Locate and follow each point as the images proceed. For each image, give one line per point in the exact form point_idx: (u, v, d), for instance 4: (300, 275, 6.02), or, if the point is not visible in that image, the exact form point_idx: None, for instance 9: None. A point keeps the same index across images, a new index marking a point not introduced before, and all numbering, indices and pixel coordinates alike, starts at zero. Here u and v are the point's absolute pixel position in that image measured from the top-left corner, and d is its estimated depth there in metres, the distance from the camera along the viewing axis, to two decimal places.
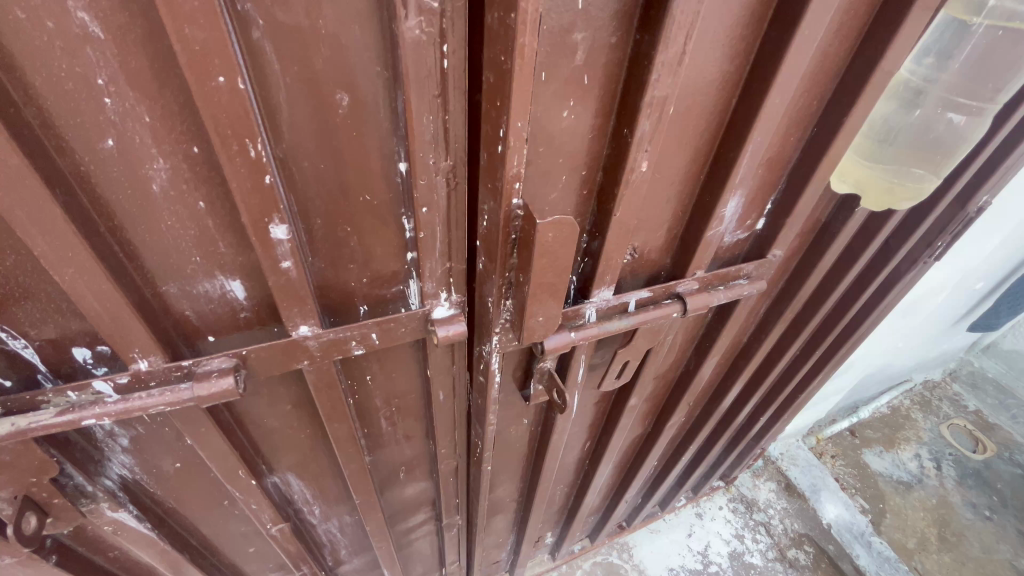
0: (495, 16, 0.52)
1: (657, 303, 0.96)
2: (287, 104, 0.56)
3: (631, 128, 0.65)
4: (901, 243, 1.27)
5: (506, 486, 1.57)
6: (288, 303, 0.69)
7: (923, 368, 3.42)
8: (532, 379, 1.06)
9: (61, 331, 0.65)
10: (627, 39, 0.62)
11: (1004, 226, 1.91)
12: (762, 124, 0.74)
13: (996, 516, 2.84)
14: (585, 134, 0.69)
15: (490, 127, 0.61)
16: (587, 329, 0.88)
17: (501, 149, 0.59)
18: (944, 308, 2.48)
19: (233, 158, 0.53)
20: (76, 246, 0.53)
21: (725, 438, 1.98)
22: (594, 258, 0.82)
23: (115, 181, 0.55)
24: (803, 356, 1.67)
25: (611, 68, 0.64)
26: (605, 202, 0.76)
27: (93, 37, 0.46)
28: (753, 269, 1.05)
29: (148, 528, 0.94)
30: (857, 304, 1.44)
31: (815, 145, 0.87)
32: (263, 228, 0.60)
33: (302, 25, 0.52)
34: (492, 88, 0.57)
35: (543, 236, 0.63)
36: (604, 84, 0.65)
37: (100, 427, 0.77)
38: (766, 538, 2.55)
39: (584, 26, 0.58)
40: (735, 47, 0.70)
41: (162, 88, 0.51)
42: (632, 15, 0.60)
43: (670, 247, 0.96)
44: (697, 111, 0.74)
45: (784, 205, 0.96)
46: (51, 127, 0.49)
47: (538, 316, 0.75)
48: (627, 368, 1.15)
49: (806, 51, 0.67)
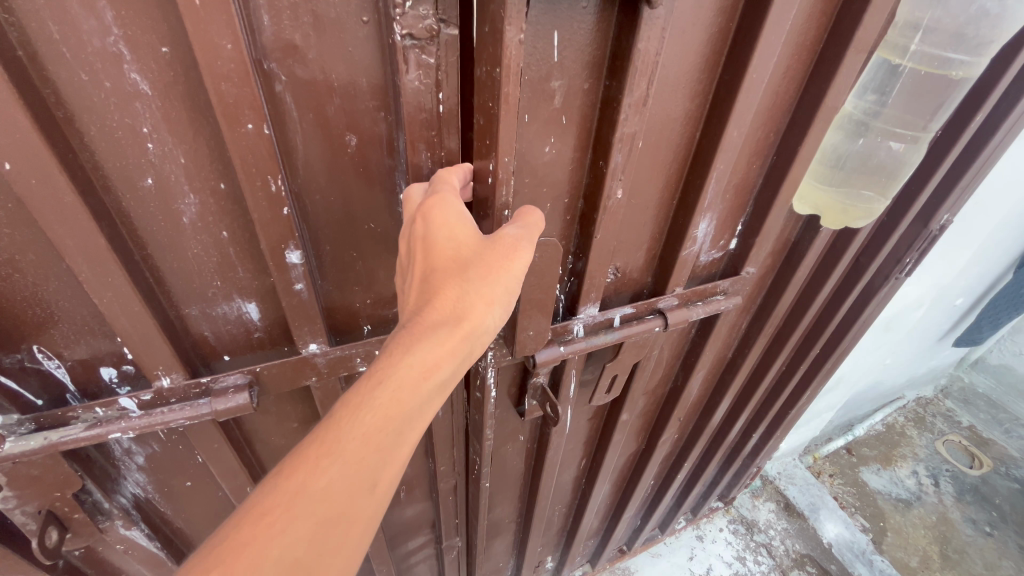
0: (483, 69, 0.60)
1: (640, 319, 1.03)
2: (303, 145, 0.64)
3: (606, 160, 0.73)
4: (870, 261, 1.36)
5: (505, 507, 1.59)
6: (299, 322, 0.76)
7: (913, 385, 3.47)
8: (526, 395, 1.12)
9: (92, 352, 0.71)
10: (598, 85, 0.71)
11: (974, 242, 2.01)
12: (725, 154, 0.83)
13: (996, 532, 2.85)
14: (565, 166, 0.78)
15: (481, 162, 0.69)
16: (575, 343, 0.95)
17: (490, 181, 0.67)
18: (926, 323, 2.56)
19: (256, 192, 0.61)
20: (115, 272, 0.60)
21: (719, 456, 2.02)
22: (579, 277, 0.89)
23: (151, 215, 0.62)
24: (788, 372, 1.74)
25: (585, 109, 0.73)
26: (586, 225, 0.84)
27: (142, 94, 0.54)
28: (729, 285, 1.12)
29: (157, 547, 0.98)
30: (835, 319, 1.51)
31: (775, 172, 0.97)
32: (280, 254, 0.67)
33: (317, 79, 0.60)
34: (482, 127, 0.65)
35: (531, 256, 0.70)
36: (580, 123, 0.74)
37: (119, 445, 0.82)
38: (768, 559, 2.53)
39: (560, 75, 0.68)
40: (695, 88, 0.79)
41: (196, 134, 0.59)
42: (601, 65, 0.70)
43: (650, 266, 1.04)
44: (665, 144, 0.83)
45: (752, 226, 1.04)
46: (100, 169, 0.57)
47: (529, 330, 0.81)
48: (616, 383, 1.20)
49: (756, 89, 0.77)
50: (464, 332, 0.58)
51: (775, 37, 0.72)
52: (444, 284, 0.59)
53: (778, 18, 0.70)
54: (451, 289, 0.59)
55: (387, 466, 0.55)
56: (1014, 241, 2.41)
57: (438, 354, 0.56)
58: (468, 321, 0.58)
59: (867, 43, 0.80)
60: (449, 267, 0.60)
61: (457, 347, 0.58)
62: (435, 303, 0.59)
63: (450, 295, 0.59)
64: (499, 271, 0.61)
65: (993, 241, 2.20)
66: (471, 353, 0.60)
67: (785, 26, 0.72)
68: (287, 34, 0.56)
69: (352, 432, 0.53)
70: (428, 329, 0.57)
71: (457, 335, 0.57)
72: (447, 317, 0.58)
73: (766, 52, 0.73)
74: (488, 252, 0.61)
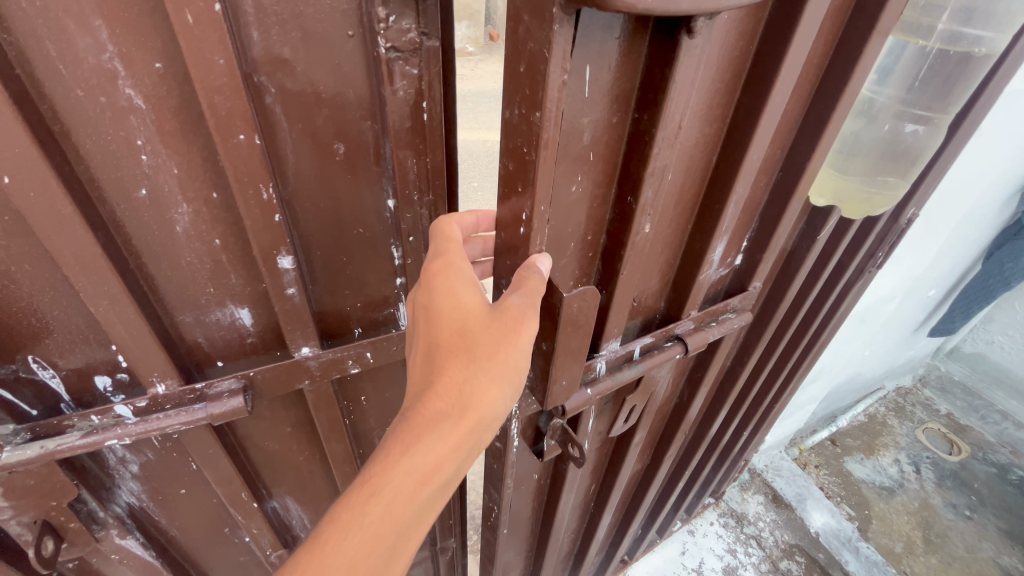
0: (517, 112, 0.62)
1: (661, 347, 1.09)
2: (292, 154, 0.67)
3: (636, 196, 0.76)
4: (851, 258, 1.42)
5: (515, 547, 1.59)
6: (292, 326, 0.78)
7: (893, 375, 3.55)
8: (545, 437, 1.11)
9: (86, 361, 0.72)
10: (626, 118, 0.74)
11: (941, 233, 2.08)
12: (743, 178, 0.87)
13: (976, 515, 2.95)
14: (591, 201, 0.80)
15: (512, 205, 0.71)
16: (602, 383, 1.01)
17: (524, 230, 0.70)
18: (901, 313, 2.64)
19: (248, 200, 0.63)
20: (111, 281, 0.62)
21: (714, 457, 2.06)
22: (602, 313, 0.93)
23: (144, 225, 0.64)
24: (777, 368, 1.78)
25: (611, 143, 0.75)
26: (610, 261, 0.87)
27: (136, 107, 0.56)
28: (738, 303, 1.18)
29: (153, 556, 0.99)
30: (820, 314, 1.57)
31: (782, 187, 1.02)
32: (272, 259, 0.69)
33: (305, 90, 0.63)
34: (512, 174, 0.68)
35: (571, 305, 0.74)
36: (606, 158, 0.77)
37: (113, 454, 0.83)
38: (758, 551, 2.59)
39: (589, 112, 0.69)
40: (712, 114, 0.82)
41: (189, 145, 0.61)
42: (629, 98, 0.72)
43: (664, 291, 1.09)
44: (684, 173, 0.87)
45: (760, 240, 1.10)
46: (94, 180, 0.59)
47: (562, 380, 0.84)
48: (634, 411, 1.27)
49: (777, 113, 0.80)
50: (468, 422, 0.64)
51: (793, 63, 0.76)
52: (448, 370, 0.65)
53: (792, 51, 0.74)
54: (456, 372, 0.65)
55: (397, 558, 0.59)
56: (981, 233, 2.52)
57: (443, 446, 0.62)
58: (472, 409, 0.64)
59: (842, 53, 0.84)
60: (452, 350, 0.66)
61: (462, 437, 0.63)
62: (440, 389, 0.64)
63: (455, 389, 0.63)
64: (500, 354, 0.66)
65: (960, 231, 2.28)
66: (476, 439, 0.65)
67: (800, 58, 0.76)
68: (276, 48, 0.59)
69: (365, 528, 0.57)
70: (433, 422, 0.62)
71: (462, 424, 0.63)
72: (452, 406, 0.63)
73: (774, 78, 0.76)
74: (491, 328, 0.67)
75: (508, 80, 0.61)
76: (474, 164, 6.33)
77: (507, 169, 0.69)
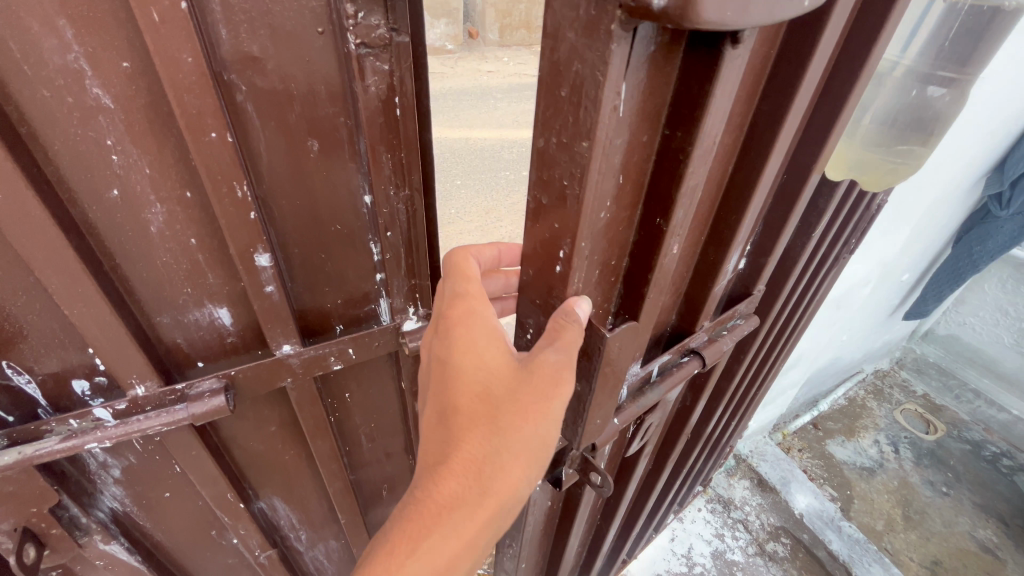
0: (555, 140, 0.58)
1: (677, 364, 1.02)
2: (267, 151, 0.67)
3: (667, 219, 0.67)
4: (832, 248, 1.43)
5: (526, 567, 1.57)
6: (272, 324, 0.78)
7: (871, 359, 3.64)
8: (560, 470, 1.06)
9: (63, 365, 0.72)
10: (655, 134, 0.63)
11: (910, 218, 2.14)
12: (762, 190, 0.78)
13: (952, 491, 3.05)
14: (615, 227, 0.69)
15: (550, 237, 0.67)
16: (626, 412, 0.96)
17: (561, 267, 0.68)
18: (875, 298, 2.70)
19: (222, 198, 0.64)
20: (85, 282, 0.62)
21: (705, 451, 2.08)
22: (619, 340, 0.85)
23: (118, 226, 0.64)
24: (764, 359, 1.80)
25: (639, 162, 0.64)
26: (634, 288, 0.78)
27: (105, 107, 0.56)
28: (746, 307, 1.11)
29: (139, 561, 0.98)
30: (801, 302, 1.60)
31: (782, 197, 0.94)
32: (249, 257, 0.70)
33: (277, 88, 0.63)
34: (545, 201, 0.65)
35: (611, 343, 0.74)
36: (633, 180, 0.66)
37: (94, 459, 0.83)
38: (744, 534, 2.66)
39: (620, 133, 0.57)
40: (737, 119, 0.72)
41: (161, 145, 0.61)
42: (660, 112, 0.61)
43: (674, 305, 0.99)
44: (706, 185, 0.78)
45: (761, 247, 1.00)
46: (64, 182, 0.59)
47: (598, 418, 0.86)
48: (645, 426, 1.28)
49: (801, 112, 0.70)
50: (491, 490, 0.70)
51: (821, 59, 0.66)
52: (467, 442, 0.71)
53: (821, 50, 0.64)
54: (474, 445, 0.71)
55: None
56: (950, 219, 2.61)
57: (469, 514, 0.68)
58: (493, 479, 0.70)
59: None
60: (471, 422, 0.71)
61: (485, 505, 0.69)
62: (461, 460, 0.70)
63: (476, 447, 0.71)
64: (518, 427, 0.70)
65: (929, 216, 2.34)
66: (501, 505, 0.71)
67: (824, 59, 0.67)
68: (245, 46, 0.59)
69: None
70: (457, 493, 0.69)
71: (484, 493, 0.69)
72: (474, 477, 0.70)
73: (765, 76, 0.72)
74: (506, 401, 0.71)
75: (545, 106, 0.58)
76: (457, 162, 6.33)
77: (538, 200, 0.66)
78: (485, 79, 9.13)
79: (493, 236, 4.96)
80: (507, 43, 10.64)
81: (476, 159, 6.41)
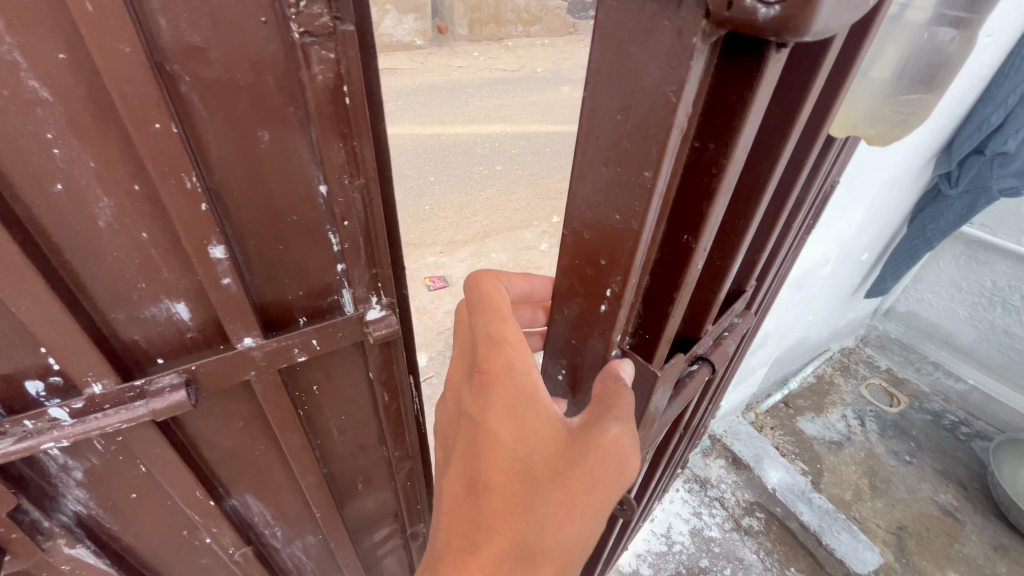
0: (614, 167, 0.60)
1: (687, 374, 0.95)
2: (217, 143, 0.67)
3: (694, 237, 0.65)
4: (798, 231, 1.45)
5: None
6: (231, 317, 0.78)
7: (837, 337, 3.78)
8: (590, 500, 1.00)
9: (15, 366, 0.70)
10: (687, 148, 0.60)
11: (865, 198, 2.22)
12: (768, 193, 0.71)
13: (915, 459, 3.19)
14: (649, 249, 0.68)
15: (597, 265, 0.70)
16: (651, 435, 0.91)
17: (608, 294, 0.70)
18: (836, 277, 2.80)
19: (171, 190, 0.64)
20: (31, 279, 0.61)
21: (684, 436, 2.11)
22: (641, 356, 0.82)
23: (65, 222, 0.64)
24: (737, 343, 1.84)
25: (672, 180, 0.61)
26: (656, 306, 0.76)
27: (43, 100, 0.56)
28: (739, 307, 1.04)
29: (107, 565, 0.98)
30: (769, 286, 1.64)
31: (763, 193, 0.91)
32: (203, 249, 0.70)
33: (222, 78, 0.63)
34: (588, 226, 0.68)
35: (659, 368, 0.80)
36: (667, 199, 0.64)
37: (54, 462, 0.82)
38: (721, 511, 2.74)
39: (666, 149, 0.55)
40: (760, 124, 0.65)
41: (104, 137, 0.60)
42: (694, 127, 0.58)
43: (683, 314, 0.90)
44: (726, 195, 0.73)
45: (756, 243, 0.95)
46: (3, 177, 0.58)
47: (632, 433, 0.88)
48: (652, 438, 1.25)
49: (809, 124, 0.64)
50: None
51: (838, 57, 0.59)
52: (503, 519, 0.68)
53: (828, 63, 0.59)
54: (513, 526, 0.68)
55: None
56: (903, 199, 2.73)
57: None
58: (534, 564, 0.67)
59: None
60: (509, 499, 0.69)
61: None
62: (495, 538, 0.68)
63: (500, 514, 0.68)
64: (564, 509, 0.67)
65: (882, 195, 2.42)
66: None
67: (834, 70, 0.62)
68: (186, 36, 0.59)
69: None
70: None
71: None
72: (509, 559, 0.67)
73: None
74: (550, 480, 0.68)
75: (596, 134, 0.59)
76: (431, 158, 6.30)
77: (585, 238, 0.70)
78: (456, 74, 9.09)
79: (468, 231, 4.97)
80: (477, 38, 10.60)
81: (450, 155, 6.40)
